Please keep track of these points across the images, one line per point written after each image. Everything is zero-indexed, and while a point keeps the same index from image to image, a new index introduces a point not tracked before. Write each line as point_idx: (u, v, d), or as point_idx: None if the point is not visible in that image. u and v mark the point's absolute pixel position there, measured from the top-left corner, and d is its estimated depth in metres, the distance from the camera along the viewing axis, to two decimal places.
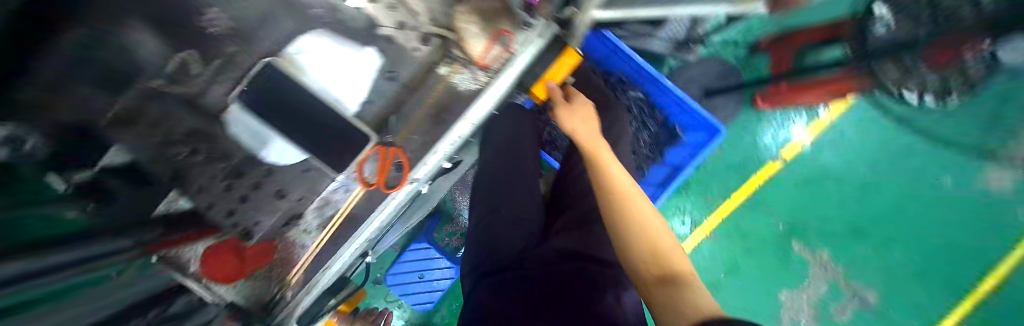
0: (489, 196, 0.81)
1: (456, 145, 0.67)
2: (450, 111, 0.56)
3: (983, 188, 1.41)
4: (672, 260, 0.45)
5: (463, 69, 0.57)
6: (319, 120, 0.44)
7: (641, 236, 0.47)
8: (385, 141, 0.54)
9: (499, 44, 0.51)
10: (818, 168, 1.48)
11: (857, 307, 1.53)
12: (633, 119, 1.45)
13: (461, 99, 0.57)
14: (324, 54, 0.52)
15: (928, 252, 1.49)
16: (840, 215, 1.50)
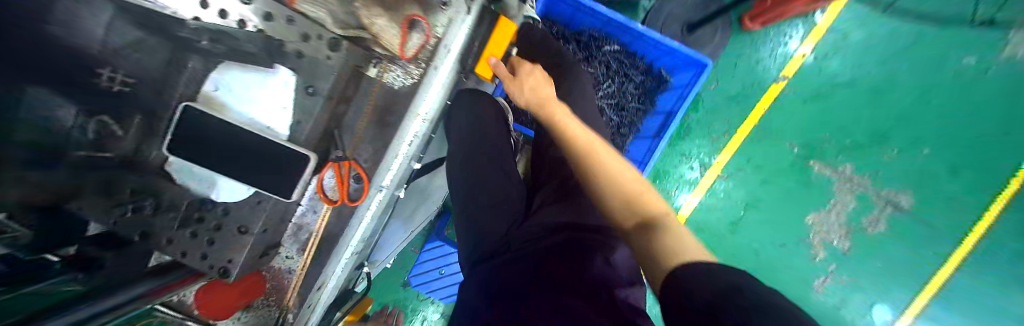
0: (468, 185, 0.79)
1: (421, 144, 0.68)
2: (396, 113, 0.55)
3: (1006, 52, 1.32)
4: (645, 206, 0.47)
5: (393, 67, 0.53)
6: (260, 152, 0.44)
7: (611, 185, 0.49)
8: (338, 156, 0.52)
9: (416, 32, 0.50)
10: (823, 79, 1.39)
11: (891, 212, 1.45)
12: (615, 74, 1.38)
13: (401, 98, 0.55)
14: (238, 86, 0.45)
15: (964, 136, 1.38)
16: (859, 120, 1.41)
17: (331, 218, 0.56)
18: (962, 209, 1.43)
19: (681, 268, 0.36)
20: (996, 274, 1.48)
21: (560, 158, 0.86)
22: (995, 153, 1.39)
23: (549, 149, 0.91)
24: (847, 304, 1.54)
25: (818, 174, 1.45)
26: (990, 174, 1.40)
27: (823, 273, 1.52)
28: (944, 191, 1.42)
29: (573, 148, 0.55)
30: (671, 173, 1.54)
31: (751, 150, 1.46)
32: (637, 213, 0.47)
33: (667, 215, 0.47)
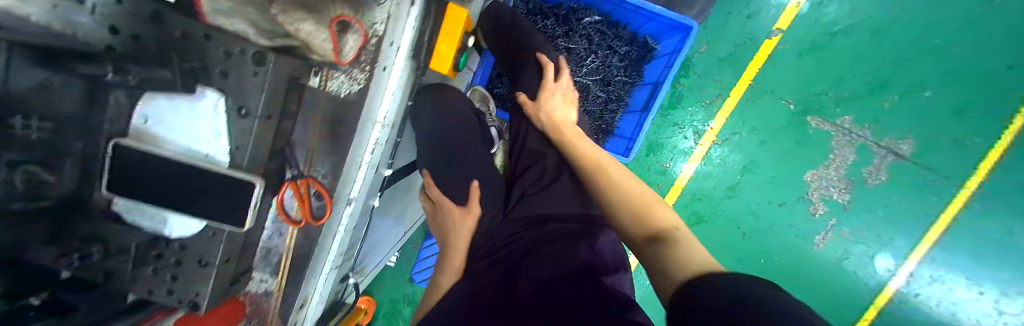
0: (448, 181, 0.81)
1: (386, 151, 0.66)
2: (345, 123, 0.53)
3: None
4: (657, 220, 0.51)
5: (336, 73, 0.50)
6: (200, 180, 0.41)
7: (626, 204, 0.55)
8: (294, 175, 0.50)
9: (352, 33, 0.47)
10: (818, 29, 1.32)
11: (894, 160, 1.41)
12: (598, 48, 1.30)
13: (348, 105, 0.53)
14: (169, 114, 0.42)
15: (969, 74, 1.33)
16: (860, 68, 1.34)
17: (298, 240, 0.54)
18: (966, 150, 1.38)
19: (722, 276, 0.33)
20: (1000, 212, 1.46)
21: (540, 149, 0.84)
22: (1000, 90, 1.34)
23: (523, 134, 0.90)
24: (849, 256, 1.53)
25: (815, 130, 1.40)
26: (995, 110, 1.35)
27: (823, 228, 1.51)
28: (949, 133, 1.37)
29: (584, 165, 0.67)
30: (664, 143, 1.50)
31: (745, 110, 1.41)
32: (645, 223, 0.51)
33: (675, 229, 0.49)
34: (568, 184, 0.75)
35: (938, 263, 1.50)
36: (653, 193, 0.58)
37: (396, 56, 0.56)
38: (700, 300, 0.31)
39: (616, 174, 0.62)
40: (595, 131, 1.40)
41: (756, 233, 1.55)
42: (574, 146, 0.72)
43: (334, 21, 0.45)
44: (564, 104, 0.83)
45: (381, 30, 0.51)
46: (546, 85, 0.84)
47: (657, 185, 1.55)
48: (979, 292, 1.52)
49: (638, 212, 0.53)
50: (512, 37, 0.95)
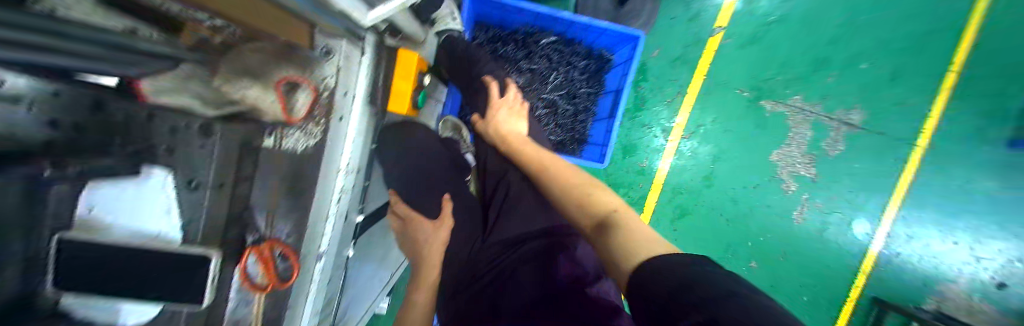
0: (427, 205, 0.89)
1: (355, 197, 0.66)
2: (307, 177, 0.55)
3: None
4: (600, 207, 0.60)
5: (291, 132, 0.54)
6: (148, 262, 0.40)
7: (579, 203, 0.63)
8: (259, 237, 0.53)
9: (302, 91, 0.53)
10: (756, 21, 1.44)
11: (847, 130, 1.51)
12: (558, 65, 1.37)
13: (310, 160, 0.54)
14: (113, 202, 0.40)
15: (891, 46, 1.48)
16: (799, 52, 1.46)
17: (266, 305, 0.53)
18: (907, 111, 1.51)
19: (654, 262, 0.42)
20: (954, 164, 1.56)
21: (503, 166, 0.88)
22: (921, 56, 1.48)
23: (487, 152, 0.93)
24: (829, 226, 1.59)
25: (771, 112, 1.50)
26: (921, 73, 1.49)
27: (798, 203, 1.58)
28: (888, 98, 1.50)
29: (536, 167, 0.75)
30: (637, 145, 1.56)
31: (705, 103, 1.50)
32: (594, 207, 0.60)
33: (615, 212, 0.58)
34: (529, 197, 0.79)
35: (910, 220, 1.58)
36: (589, 183, 0.68)
37: (352, 106, 0.58)
38: (655, 278, 0.39)
39: (569, 178, 0.69)
40: (569, 142, 1.44)
41: (738, 217, 1.61)
42: (523, 151, 0.79)
43: (280, 82, 0.50)
44: (512, 111, 0.90)
45: (341, 90, 0.55)
46: (494, 102, 0.90)
47: (637, 184, 1.60)
48: (954, 243, 1.59)
49: (581, 202, 0.62)
50: (472, 66, 0.99)
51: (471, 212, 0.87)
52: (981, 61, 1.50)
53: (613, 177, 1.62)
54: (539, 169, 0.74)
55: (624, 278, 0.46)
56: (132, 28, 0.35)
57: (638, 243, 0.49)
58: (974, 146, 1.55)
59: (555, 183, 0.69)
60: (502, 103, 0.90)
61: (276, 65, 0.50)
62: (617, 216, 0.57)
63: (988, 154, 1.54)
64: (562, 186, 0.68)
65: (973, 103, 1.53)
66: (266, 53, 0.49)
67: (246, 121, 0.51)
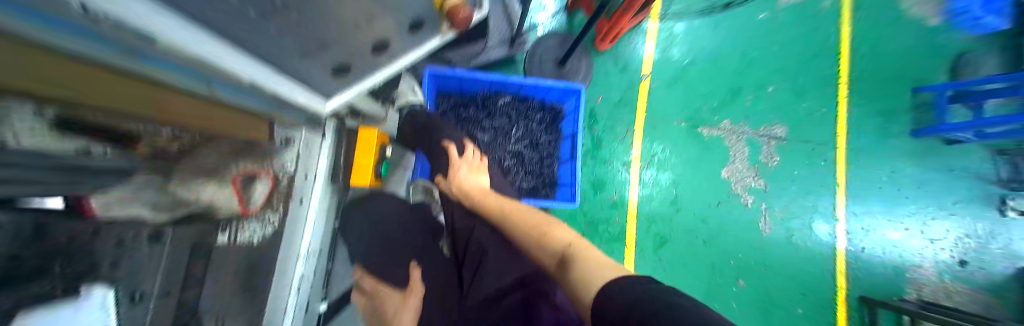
0: (393, 275, 0.90)
1: (309, 277, 0.82)
2: (267, 262, 0.70)
3: (778, 8, 1.77)
4: (554, 243, 0.65)
5: (249, 225, 0.65)
6: None
7: (542, 239, 0.67)
8: None
9: (262, 181, 0.65)
10: (675, 66, 1.69)
11: (777, 144, 1.73)
12: (517, 121, 1.51)
13: (267, 246, 0.69)
14: None
15: (790, 70, 1.76)
16: (720, 85, 1.71)
17: None
18: (818, 121, 1.77)
19: (617, 282, 0.48)
20: (875, 158, 1.78)
21: (468, 222, 0.90)
22: (815, 75, 1.79)
23: (453, 211, 0.96)
24: (795, 231, 1.69)
25: (709, 137, 1.70)
26: (818, 89, 1.78)
27: (759, 214, 1.70)
28: (800, 111, 1.76)
29: (500, 215, 0.78)
30: (605, 180, 1.65)
31: (653, 136, 1.67)
32: (546, 241, 0.66)
33: (570, 244, 0.63)
34: (495, 248, 0.81)
35: (860, 214, 1.72)
36: (547, 220, 0.73)
37: (307, 189, 0.78)
38: (617, 298, 0.44)
39: (527, 222, 0.73)
40: (541, 187, 1.50)
41: (713, 236, 1.67)
42: (484, 201, 0.84)
43: (238, 177, 0.60)
44: (472, 167, 0.97)
45: (291, 184, 0.72)
46: (456, 162, 0.98)
47: (614, 219, 1.65)
48: (905, 229, 1.72)
49: (537, 237, 0.68)
50: (432, 133, 1.07)
51: (443, 274, 0.88)
52: (860, 73, 1.82)
53: (591, 216, 1.65)
54: (499, 218, 0.78)
55: (588, 308, 0.50)
56: (86, 147, 0.37)
57: (593, 270, 0.54)
58: (883, 141, 1.80)
59: (517, 230, 0.72)
60: (463, 161, 0.98)
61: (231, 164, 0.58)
62: (573, 249, 0.61)
63: (896, 146, 1.79)
64: (520, 228, 0.72)
65: (867, 106, 1.82)
66: (223, 153, 0.56)
67: (203, 224, 0.56)
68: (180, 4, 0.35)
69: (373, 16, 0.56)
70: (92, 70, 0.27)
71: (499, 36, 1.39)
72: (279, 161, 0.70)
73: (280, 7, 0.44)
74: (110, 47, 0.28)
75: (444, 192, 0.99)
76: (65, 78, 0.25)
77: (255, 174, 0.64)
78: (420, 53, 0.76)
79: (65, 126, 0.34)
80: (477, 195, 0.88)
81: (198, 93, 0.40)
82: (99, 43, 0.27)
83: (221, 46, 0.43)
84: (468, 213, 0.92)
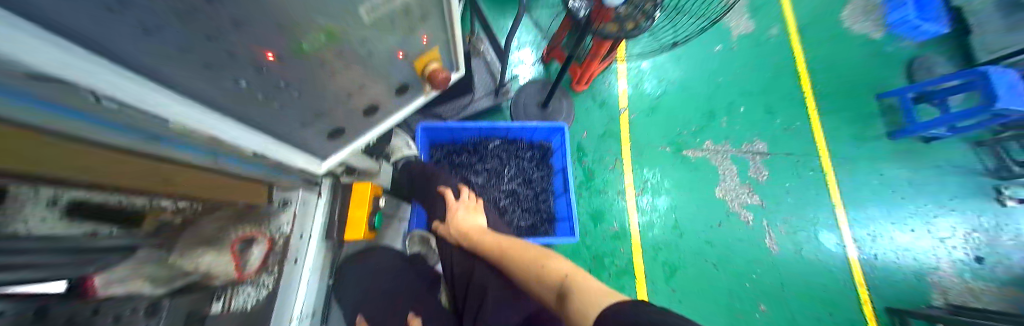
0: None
1: None
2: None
3: (731, 39, 1.97)
4: (552, 274, 0.64)
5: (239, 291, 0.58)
6: None
7: (541, 269, 0.66)
8: None
9: (257, 244, 0.61)
10: (650, 98, 1.82)
11: (762, 159, 1.79)
12: (509, 162, 1.55)
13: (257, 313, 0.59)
14: None
15: (756, 90, 1.90)
16: (694, 110, 1.82)
17: None
18: (795, 133, 1.86)
19: (620, 305, 0.47)
20: (860, 162, 1.83)
21: (466, 265, 0.90)
22: (780, 92, 1.92)
23: (451, 256, 0.96)
24: (803, 245, 1.67)
25: (696, 158, 1.75)
26: (787, 104, 1.91)
27: (764, 230, 1.68)
28: (776, 126, 1.86)
29: (500, 251, 0.77)
30: (604, 211, 1.65)
31: (641, 163, 1.72)
32: (546, 272, 0.65)
33: (566, 274, 0.61)
34: (496, 287, 0.79)
35: (863, 220, 1.72)
36: (547, 251, 0.72)
37: (301, 244, 0.67)
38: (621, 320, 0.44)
39: (527, 256, 0.72)
40: (540, 224, 1.50)
41: (723, 258, 1.63)
42: (483, 239, 0.84)
43: (238, 241, 0.59)
44: (469, 207, 0.98)
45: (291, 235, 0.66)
46: (453, 204, 0.99)
47: (620, 250, 1.61)
48: (912, 231, 1.70)
49: (536, 270, 0.67)
50: (426, 180, 1.11)
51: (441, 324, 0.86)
52: (822, 86, 1.97)
53: (596, 249, 1.61)
54: (498, 257, 0.78)
55: None
56: (91, 231, 0.42)
57: (592, 298, 0.53)
58: (862, 145, 1.87)
59: (518, 265, 0.72)
60: (460, 203, 0.99)
61: (229, 229, 0.58)
62: (570, 280, 0.60)
63: (877, 149, 1.86)
64: (517, 264, 0.72)
65: (837, 114, 1.93)
66: (224, 221, 0.57)
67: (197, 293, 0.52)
68: (198, 94, 0.41)
69: (365, 84, 0.65)
70: (97, 153, 0.30)
71: (483, 88, 1.53)
72: (279, 213, 0.66)
73: (284, 86, 0.51)
74: (122, 131, 0.32)
75: (443, 236, 0.99)
76: (52, 158, 0.27)
77: (252, 237, 0.61)
78: (415, 107, 0.81)
79: (73, 213, 0.40)
80: (473, 235, 0.88)
81: (198, 162, 0.42)
82: (113, 128, 0.31)
83: (229, 123, 0.47)
84: (466, 254, 0.92)
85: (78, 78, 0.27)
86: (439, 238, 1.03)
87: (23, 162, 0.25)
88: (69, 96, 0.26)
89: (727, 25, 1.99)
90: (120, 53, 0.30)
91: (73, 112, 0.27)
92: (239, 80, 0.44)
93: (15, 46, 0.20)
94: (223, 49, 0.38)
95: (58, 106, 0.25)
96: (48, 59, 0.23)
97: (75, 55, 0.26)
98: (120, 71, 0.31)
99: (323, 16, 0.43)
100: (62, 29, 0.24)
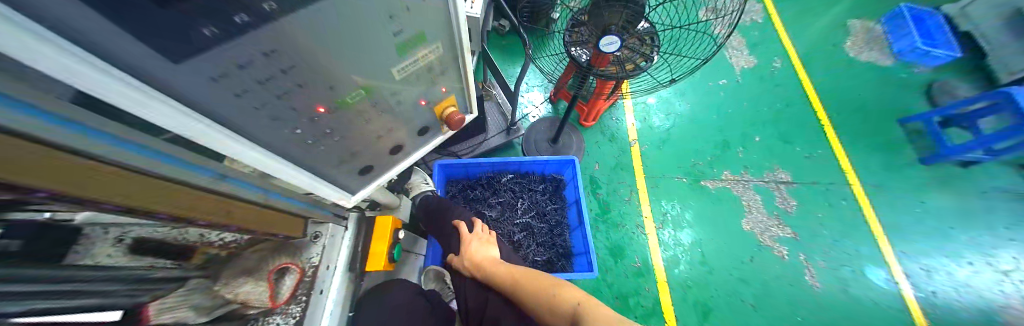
0: None
1: None
2: None
3: (734, 72, 2.03)
4: (563, 302, 0.64)
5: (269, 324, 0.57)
6: None
7: (552, 297, 0.66)
8: None
9: (290, 274, 0.63)
10: (659, 131, 1.86)
11: (786, 188, 1.73)
12: (523, 195, 1.58)
13: None
14: None
15: (766, 119, 1.90)
16: (706, 141, 1.83)
17: None
18: (819, 161, 1.81)
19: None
20: (894, 190, 1.77)
21: (480, 299, 0.89)
22: (792, 120, 1.91)
23: (466, 290, 0.96)
24: (849, 282, 1.54)
25: (715, 189, 1.72)
26: (803, 132, 1.88)
27: (802, 266, 1.57)
28: (796, 154, 1.82)
29: (514, 282, 0.77)
30: (624, 245, 1.60)
31: (658, 194, 1.70)
32: (557, 301, 0.65)
33: (578, 304, 0.61)
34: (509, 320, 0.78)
35: (912, 254, 1.62)
36: (557, 280, 0.71)
37: (333, 277, 0.66)
38: None
39: (539, 286, 0.72)
40: (556, 258, 1.48)
41: (761, 298, 1.51)
42: (495, 271, 0.85)
43: (274, 271, 0.61)
44: (481, 239, 1.00)
45: (321, 265, 0.66)
46: (467, 236, 1.01)
47: (645, 289, 1.52)
48: (971, 264, 1.60)
49: (548, 299, 0.67)
50: (442, 214, 1.16)
51: None
52: (837, 113, 1.95)
53: (619, 287, 1.53)
54: (510, 286, 0.78)
55: None
56: (150, 264, 0.54)
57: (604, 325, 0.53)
58: (891, 172, 1.81)
59: (530, 295, 0.71)
60: (473, 235, 1.01)
61: (271, 258, 0.63)
62: (583, 308, 0.60)
63: (909, 176, 1.80)
64: (527, 293, 0.72)
65: (858, 141, 1.88)
66: (264, 250, 0.63)
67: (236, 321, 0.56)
68: (265, 141, 0.49)
69: (392, 128, 0.70)
70: (158, 182, 0.36)
71: (498, 128, 1.64)
72: (311, 245, 0.68)
73: (331, 132, 0.58)
74: (177, 165, 0.39)
75: (456, 269, 1.01)
76: (118, 187, 0.32)
77: (285, 266, 0.63)
78: (431, 146, 0.87)
79: (131, 252, 0.53)
80: (487, 266, 0.89)
81: (237, 194, 0.47)
82: (152, 155, 0.36)
83: (282, 163, 0.54)
84: (481, 287, 0.91)
85: (164, 124, 0.33)
86: (455, 271, 1.03)
87: (108, 191, 0.31)
88: (117, 130, 0.32)
89: (728, 60, 2.07)
90: (215, 111, 0.39)
91: (107, 136, 0.31)
92: (296, 129, 0.51)
93: (117, 96, 0.27)
94: (289, 106, 0.47)
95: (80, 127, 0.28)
96: (137, 106, 0.30)
97: (182, 113, 0.34)
98: (214, 125, 0.39)
99: (364, 76, 0.51)
100: (171, 90, 0.33)
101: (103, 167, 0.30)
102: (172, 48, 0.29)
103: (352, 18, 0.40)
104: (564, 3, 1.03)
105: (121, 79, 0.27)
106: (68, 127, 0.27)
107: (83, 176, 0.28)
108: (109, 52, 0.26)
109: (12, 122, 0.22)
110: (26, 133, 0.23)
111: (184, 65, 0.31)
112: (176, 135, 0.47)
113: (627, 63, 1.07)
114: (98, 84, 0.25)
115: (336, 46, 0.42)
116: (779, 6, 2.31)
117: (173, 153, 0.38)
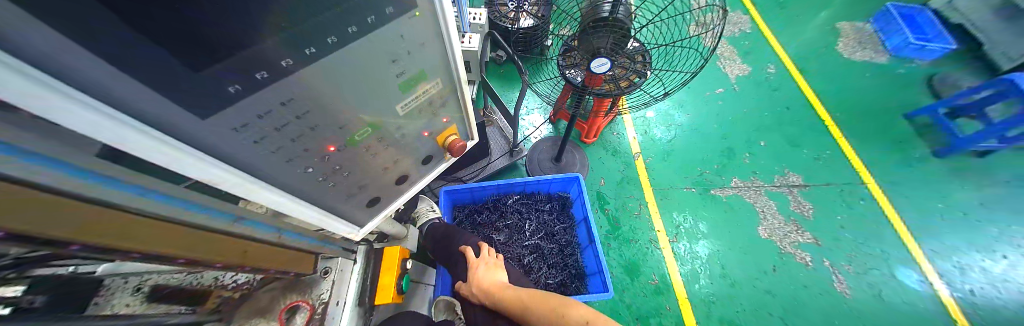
0: None
1: None
2: None
3: (728, 81, 2.06)
4: (571, 321, 0.63)
5: None
6: None
7: (560, 318, 0.66)
8: None
9: (300, 312, 0.63)
10: (661, 143, 1.87)
11: (799, 191, 1.69)
12: (530, 216, 1.56)
13: None
14: None
15: (767, 123, 1.90)
16: (710, 149, 1.83)
17: None
18: (830, 161, 1.78)
19: None
20: (914, 187, 1.71)
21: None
22: (794, 122, 1.91)
23: (476, 317, 0.94)
24: (881, 287, 1.45)
25: (727, 197, 1.68)
26: (808, 134, 1.87)
27: (829, 272, 1.49)
28: (804, 155, 1.79)
29: (523, 305, 0.76)
30: (638, 261, 1.55)
31: (668, 205, 1.68)
32: (565, 322, 0.64)
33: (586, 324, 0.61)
34: None
35: (944, 251, 1.53)
36: (564, 299, 0.71)
37: (342, 313, 0.65)
38: None
39: (547, 307, 0.70)
40: (569, 280, 1.43)
41: (790, 310, 1.42)
42: (503, 296, 0.83)
43: (286, 310, 0.62)
44: (487, 263, 0.98)
45: (331, 300, 0.66)
46: (473, 262, 0.99)
47: (665, 307, 1.45)
48: (1007, 258, 1.51)
49: (556, 321, 0.66)
50: (449, 242, 1.15)
51: None
52: (839, 113, 1.94)
53: (637, 308, 1.46)
54: (511, 309, 0.79)
55: None
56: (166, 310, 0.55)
57: None
58: (906, 167, 1.77)
59: (539, 317, 0.70)
60: (480, 261, 1.00)
61: (282, 297, 0.63)
62: None
63: (924, 171, 1.76)
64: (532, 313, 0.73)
65: (865, 139, 1.85)
66: (275, 289, 0.64)
67: None
68: (279, 181, 0.51)
69: (398, 160, 0.72)
70: (180, 228, 0.38)
71: (501, 151, 1.68)
72: (322, 280, 0.68)
73: (340, 168, 0.60)
74: (201, 211, 0.42)
75: (464, 296, 0.98)
76: (137, 233, 0.34)
77: (296, 304, 0.63)
78: (436, 173, 0.89)
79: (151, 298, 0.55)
80: (494, 293, 0.86)
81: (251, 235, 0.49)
82: (175, 202, 0.38)
83: (294, 203, 0.56)
84: (490, 314, 0.89)
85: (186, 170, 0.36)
86: (464, 299, 1.01)
87: (129, 239, 0.33)
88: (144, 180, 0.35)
89: (721, 69, 2.11)
90: (233, 156, 0.41)
91: (133, 186, 0.34)
92: (308, 168, 0.53)
93: (142, 148, 0.30)
94: (300, 147, 0.49)
95: (106, 178, 0.31)
96: (159, 156, 0.32)
97: (203, 160, 0.37)
98: (235, 171, 0.42)
99: (370, 113, 0.54)
100: (194, 142, 0.36)
101: (122, 216, 0.32)
102: (201, 107, 0.33)
103: (358, 67, 0.44)
104: (555, 32, 1.07)
105: (145, 133, 0.30)
106: (85, 178, 0.29)
107: (104, 225, 0.30)
108: (141, 111, 0.29)
109: (31, 175, 0.24)
110: (43, 184, 0.25)
111: (209, 120, 0.35)
112: (197, 181, 0.50)
113: (619, 81, 1.11)
114: (122, 137, 0.28)
115: (344, 90, 0.46)
116: (765, 16, 2.39)
117: (196, 200, 0.41)
